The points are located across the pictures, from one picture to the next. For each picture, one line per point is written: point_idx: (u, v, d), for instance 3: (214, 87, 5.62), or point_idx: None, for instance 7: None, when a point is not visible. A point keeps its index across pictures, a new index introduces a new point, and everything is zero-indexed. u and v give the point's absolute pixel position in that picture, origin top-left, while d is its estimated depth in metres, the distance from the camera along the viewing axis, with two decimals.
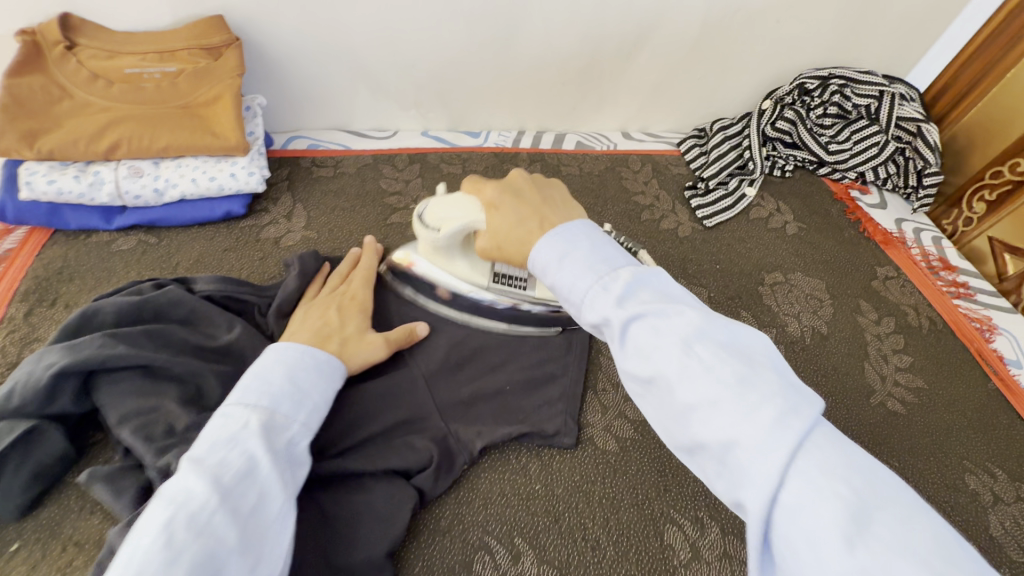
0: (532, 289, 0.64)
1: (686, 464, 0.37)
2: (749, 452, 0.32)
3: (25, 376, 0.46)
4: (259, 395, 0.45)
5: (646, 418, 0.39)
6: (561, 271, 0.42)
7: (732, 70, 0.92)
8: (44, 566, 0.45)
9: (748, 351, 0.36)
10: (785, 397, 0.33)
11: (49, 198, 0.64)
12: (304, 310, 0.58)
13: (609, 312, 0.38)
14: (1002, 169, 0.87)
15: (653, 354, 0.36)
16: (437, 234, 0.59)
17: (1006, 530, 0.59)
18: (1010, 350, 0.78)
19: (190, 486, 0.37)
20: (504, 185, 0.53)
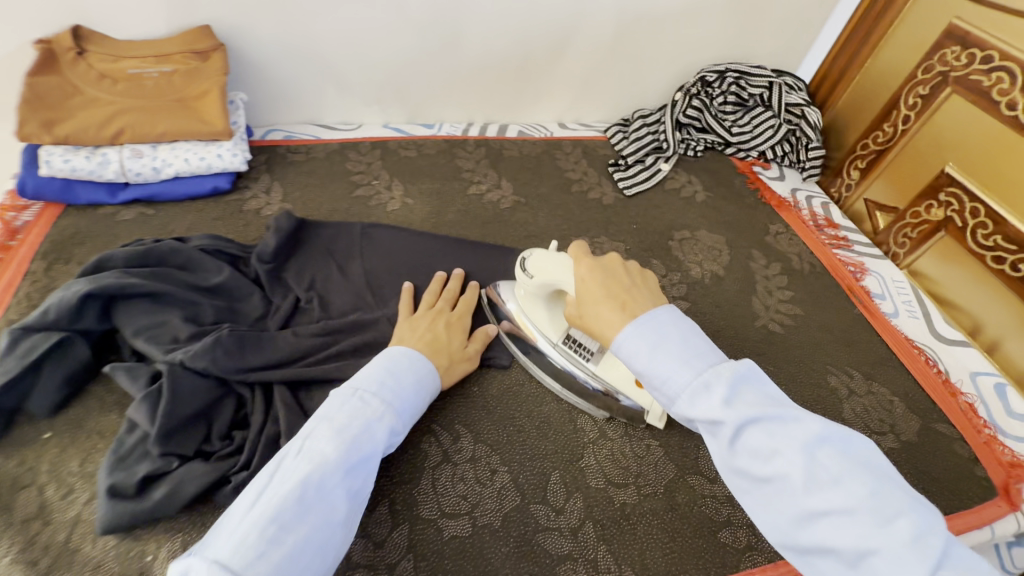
0: (595, 364, 0.65)
1: (801, 562, 0.38)
2: (887, 561, 0.33)
3: (58, 298, 0.59)
4: (392, 393, 0.53)
5: (754, 512, 0.40)
6: (654, 364, 0.44)
7: (646, 67, 1.09)
8: (73, 448, 0.56)
9: (865, 459, 0.38)
10: (911, 513, 0.35)
11: (64, 174, 0.77)
12: (409, 324, 0.65)
13: (721, 416, 0.39)
14: (867, 142, 1.04)
15: (775, 457, 0.38)
16: (529, 280, 0.62)
17: (857, 415, 0.74)
18: (877, 286, 0.94)
19: (327, 450, 0.45)
20: (598, 264, 0.53)
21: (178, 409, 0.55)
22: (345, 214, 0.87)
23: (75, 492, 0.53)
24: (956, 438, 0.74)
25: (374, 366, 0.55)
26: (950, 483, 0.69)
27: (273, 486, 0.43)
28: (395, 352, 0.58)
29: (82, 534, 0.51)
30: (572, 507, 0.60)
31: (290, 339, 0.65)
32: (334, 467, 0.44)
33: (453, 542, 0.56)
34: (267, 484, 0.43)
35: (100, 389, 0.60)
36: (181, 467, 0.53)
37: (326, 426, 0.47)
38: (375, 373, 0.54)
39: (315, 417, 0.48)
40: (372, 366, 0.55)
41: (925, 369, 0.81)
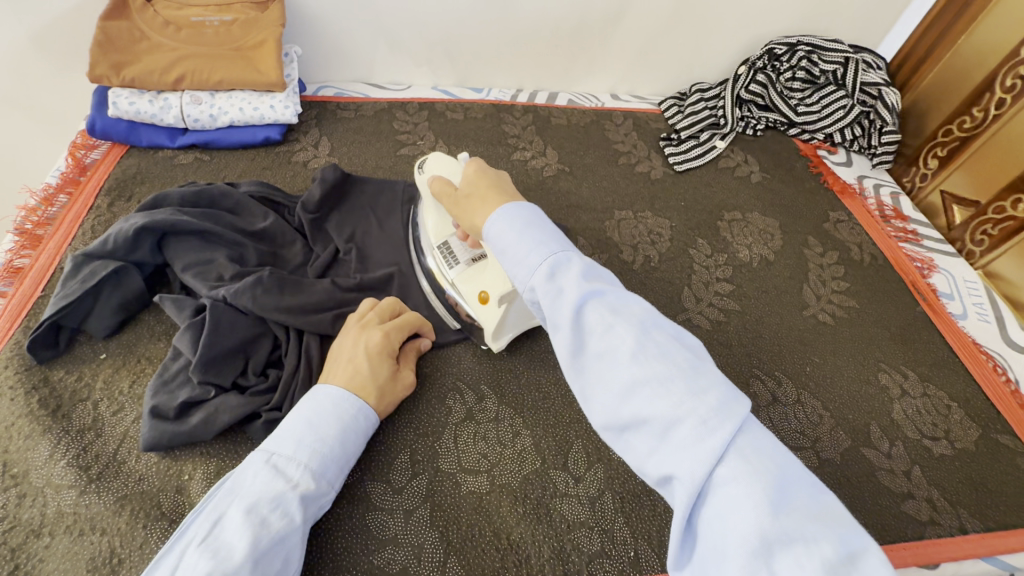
0: (455, 273, 0.64)
1: (617, 444, 0.37)
2: (689, 429, 0.32)
3: (117, 229, 0.62)
4: (312, 454, 0.48)
5: (583, 396, 0.38)
6: (519, 240, 0.42)
7: (710, 38, 1.03)
8: (124, 370, 0.60)
9: (694, 347, 0.37)
10: (721, 389, 0.34)
11: (130, 116, 0.80)
12: (339, 350, 0.57)
13: (569, 286, 0.38)
14: (951, 128, 0.95)
15: (609, 332, 0.36)
16: (421, 176, 0.66)
17: (907, 415, 0.69)
18: (945, 284, 0.87)
19: (233, 542, 0.41)
20: (484, 163, 0.54)
21: (217, 342, 0.57)
22: (388, 171, 0.87)
23: (125, 410, 0.57)
24: (1020, 451, 0.67)
25: (293, 420, 0.50)
26: (1007, 497, 0.63)
27: None
28: (317, 395, 0.52)
29: (127, 449, 0.54)
30: (592, 477, 0.58)
31: (329, 288, 0.66)
32: (242, 561, 0.40)
33: (471, 497, 0.56)
34: None
35: (152, 319, 0.64)
36: (217, 397, 0.56)
37: (235, 509, 0.43)
38: (293, 428, 0.49)
39: (225, 496, 0.44)
40: (293, 418, 0.50)
41: (991, 376, 0.74)
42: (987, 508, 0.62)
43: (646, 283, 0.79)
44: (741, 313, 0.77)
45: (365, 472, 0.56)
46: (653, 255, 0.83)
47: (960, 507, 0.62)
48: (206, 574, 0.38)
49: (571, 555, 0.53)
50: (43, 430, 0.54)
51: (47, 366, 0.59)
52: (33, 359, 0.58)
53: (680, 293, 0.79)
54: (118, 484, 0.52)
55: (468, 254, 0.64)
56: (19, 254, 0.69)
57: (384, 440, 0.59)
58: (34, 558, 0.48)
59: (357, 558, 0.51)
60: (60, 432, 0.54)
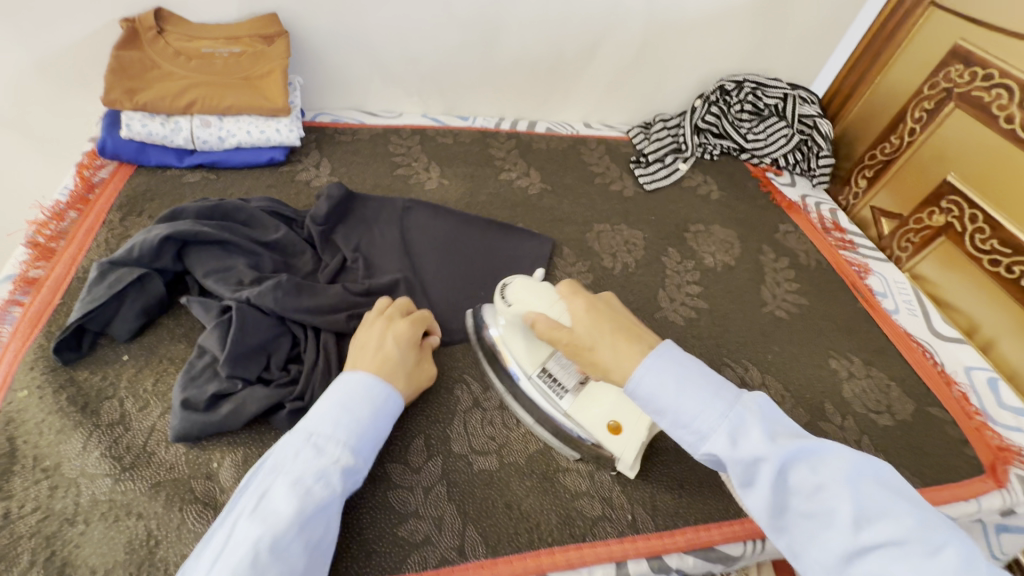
0: (568, 403, 0.62)
1: (781, 534, 0.43)
2: (850, 513, 0.39)
3: (142, 238, 0.66)
4: (348, 432, 0.52)
5: (793, 552, 0.43)
6: (657, 374, 0.49)
7: (669, 75, 1.17)
8: (147, 370, 0.63)
9: (902, 490, 0.41)
10: (947, 538, 0.37)
11: (141, 137, 0.85)
12: (362, 341, 0.62)
13: (761, 450, 0.43)
14: (875, 152, 1.11)
15: (763, 443, 0.43)
16: (506, 308, 0.64)
17: (855, 394, 0.79)
18: (879, 285, 1.00)
19: (280, 509, 0.45)
20: (592, 298, 0.57)
21: (243, 338, 0.61)
22: (386, 189, 0.94)
23: (151, 406, 0.60)
24: (948, 421, 0.79)
25: (326, 402, 0.53)
26: (941, 459, 0.74)
27: (230, 548, 0.43)
28: (347, 380, 0.56)
29: (157, 440, 0.57)
30: (590, 453, 0.65)
31: (342, 292, 0.71)
32: (289, 524, 0.44)
33: (482, 475, 0.61)
34: (221, 548, 0.43)
35: (171, 322, 0.67)
36: (245, 389, 0.60)
37: (281, 481, 0.47)
38: (329, 411, 0.53)
39: (271, 470, 0.48)
40: (326, 401, 0.54)
41: (922, 359, 0.86)
42: (926, 469, 0.72)
43: (626, 286, 0.88)
44: (710, 310, 0.87)
45: (384, 456, 0.61)
46: (630, 262, 0.92)
47: (904, 468, 0.72)
48: (259, 533, 0.43)
49: (577, 520, 0.59)
50: (73, 426, 0.57)
51: (71, 368, 0.62)
52: (58, 360, 0.61)
53: (656, 295, 0.88)
54: (151, 473, 0.55)
55: (574, 377, 0.64)
56: (33, 265, 0.71)
57: (399, 428, 0.63)
58: (71, 544, 0.50)
59: (382, 531, 0.55)
60: (91, 427, 0.57)
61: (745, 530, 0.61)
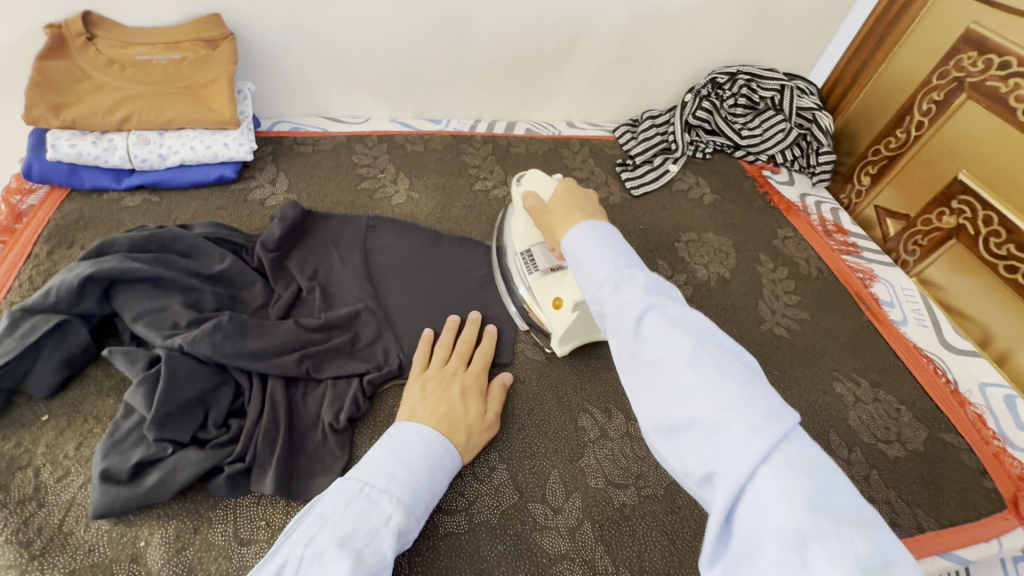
0: (535, 279, 0.69)
1: (664, 445, 0.38)
2: (736, 432, 0.34)
3: (60, 280, 0.58)
4: (403, 487, 0.48)
5: (635, 398, 0.40)
6: (592, 255, 0.46)
7: (657, 68, 1.09)
8: (69, 432, 0.56)
9: (748, 364, 0.38)
10: (771, 401, 0.35)
11: (71, 158, 0.77)
12: (421, 390, 0.61)
13: (633, 297, 0.41)
14: (879, 147, 1.03)
15: (667, 339, 0.38)
16: (518, 187, 0.71)
17: (862, 421, 0.73)
18: (885, 293, 0.93)
19: (330, 569, 0.39)
20: (577, 187, 0.58)
21: (173, 395, 0.54)
22: (349, 206, 0.86)
23: (70, 476, 0.53)
24: (964, 448, 0.72)
25: (385, 452, 0.51)
26: (957, 494, 0.67)
27: None
28: (406, 429, 0.54)
29: (75, 518, 0.50)
30: (570, 507, 0.58)
31: (292, 329, 0.64)
32: None
33: (449, 539, 0.55)
34: None
35: (99, 373, 0.60)
36: (175, 454, 0.53)
37: (330, 537, 0.42)
38: (383, 462, 0.50)
39: (318, 522, 0.43)
40: (384, 452, 0.51)
41: (933, 377, 0.79)
42: (940, 507, 0.66)
43: None
44: None
45: None
46: None
47: (916, 507, 0.66)
48: None
49: None
50: None
51: None
52: None
53: None
54: (65, 559, 0.48)
55: (548, 262, 0.69)
56: None
57: None
58: None
59: None
60: None
61: None
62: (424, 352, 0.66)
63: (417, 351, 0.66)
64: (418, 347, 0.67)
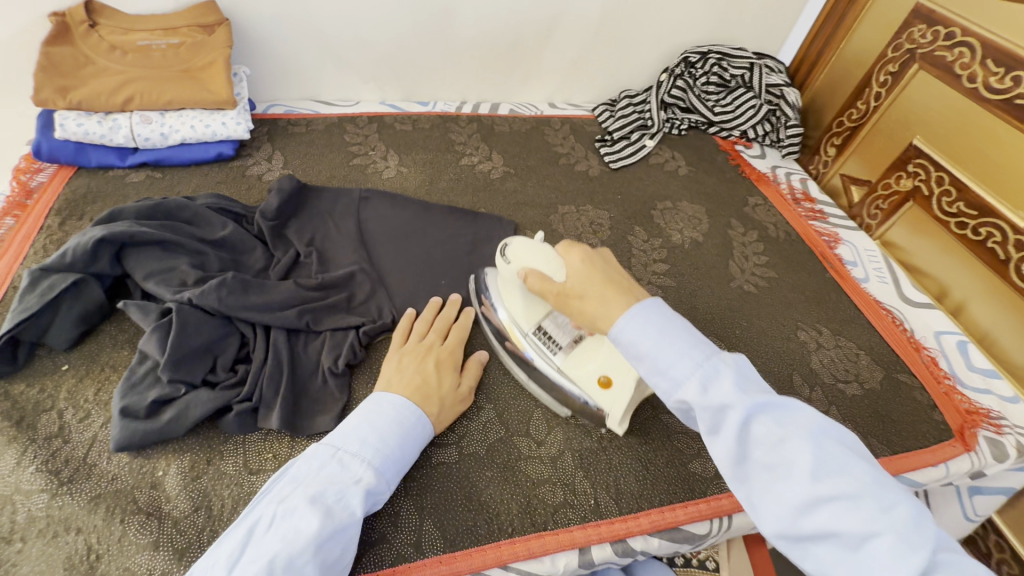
0: (561, 358, 0.64)
1: (795, 550, 0.40)
2: (888, 543, 0.35)
3: (76, 242, 0.63)
4: (374, 451, 0.51)
5: (750, 503, 0.42)
6: (663, 349, 0.46)
7: (633, 49, 1.14)
8: (88, 379, 0.61)
9: (856, 448, 0.41)
10: (900, 497, 0.38)
11: (77, 137, 0.81)
12: (398, 362, 0.63)
13: (729, 400, 0.42)
14: (843, 119, 1.09)
15: (783, 446, 0.40)
16: (507, 265, 0.64)
17: (824, 365, 0.79)
18: (850, 254, 0.99)
19: (301, 525, 0.44)
20: (589, 255, 0.55)
21: (184, 341, 0.59)
22: (342, 180, 0.91)
23: (92, 416, 0.58)
24: (917, 387, 0.78)
25: (360, 417, 0.54)
26: (910, 426, 0.73)
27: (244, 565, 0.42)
28: (381, 400, 0.56)
29: (98, 451, 0.55)
30: (553, 440, 0.64)
31: (293, 288, 0.69)
32: (308, 544, 0.43)
33: (441, 467, 0.60)
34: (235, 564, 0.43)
35: (114, 328, 0.65)
36: (188, 394, 0.58)
37: (302, 496, 0.46)
38: (357, 428, 0.53)
39: (291, 484, 0.48)
40: (358, 418, 0.54)
41: (891, 326, 0.85)
42: (894, 437, 0.72)
43: None
44: (677, 288, 0.86)
45: None
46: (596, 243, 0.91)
47: (872, 437, 0.71)
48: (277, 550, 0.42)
49: (538, 508, 0.58)
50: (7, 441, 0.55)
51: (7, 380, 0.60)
52: None
53: None
54: (90, 485, 0.53)
55: (568, 335, 0.65)
56: None
57: None
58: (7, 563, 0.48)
59: None
60: (26, 442, 0.55)
61: (710, 508, 0.60)
62: (402, 329, 0.68)
63: (397, 328, 0.69)
64: (399, 325, 0.69)
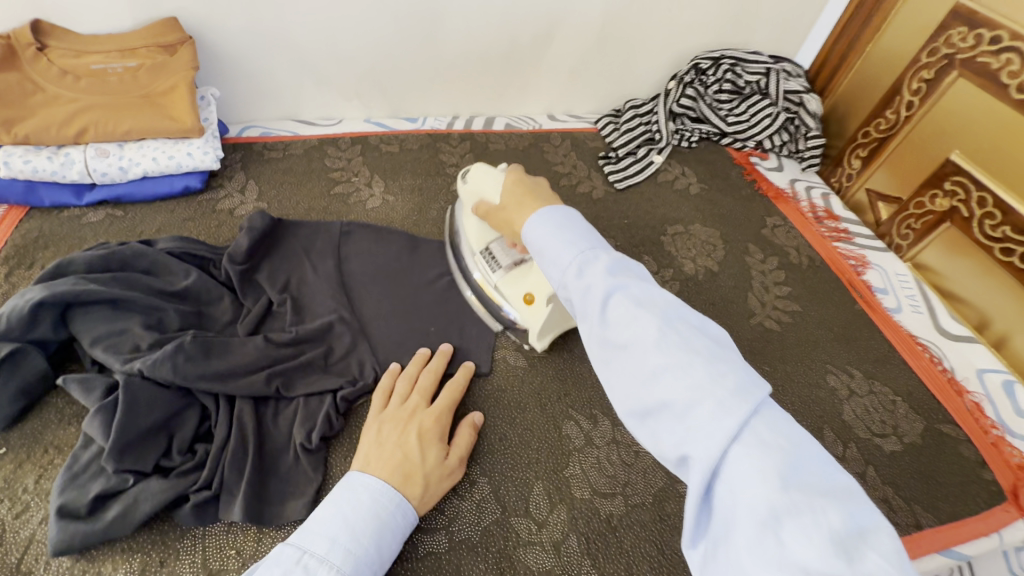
0: (500, 275, 0.69)
1: (639, 428, 0.39)
2: (708, 410, 0.34)
3: (11, 307, 0.56)
4: (345, 555, 0.45)
5: (608, 387, 0.41)
6: (553, 243, 0.48)
7: (638, 56, 1.05)
8: (28, 465, 0.54)
9: (716, 337, 0.40)
10: (740, 375, 0.36)
11: (26, 175, 0.74)
12: (378, 432, 0.56)
13: (598, 282, 0.43)
14: (869, 129, 1.00)
15: (633, 322, 0.39)
16: (465, 185, 0.70)
17: (856, 415, 0.71)
18: (879, 280, 0.90)
19: None
20: (527, 180, 0.61)
21: (133, 423, 0.52)
22: (322, 213, 0.83)
23: (29, 512, 0.51)
24: (962, 439, 0.70)
25: (331, 511, 0.48)
26: (956, 488, 0.65)
27: None
28: (355, 484, 0.50)
29: (33, 558, 0.49)
30: (556, 520, 0.56)
31: (261, 346, 0.61)
32: None
33: (429, 560, 0.53)
34: None
35: (60, 401, 0.58)
36: (137, 485, 0.50)
37: None
38: (327, 524, 0.47)
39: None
40: (329, 511, 0.48)
41: (929, 367, 0.77)
42: (939, 502, 0.64)
43: None
44: None
45: None
46: None
47: (914, 503, 0.64)
48: None
49: None
50: None
51: None
52: None
53: None
54: None
55: (510, 258, 0.70)
56: None
57: None
58: None
59: None
60: None
61: None
62: (384, 388, 0.61)
63: (378, 387, 0.62)
64: (381, 382, 0.62)
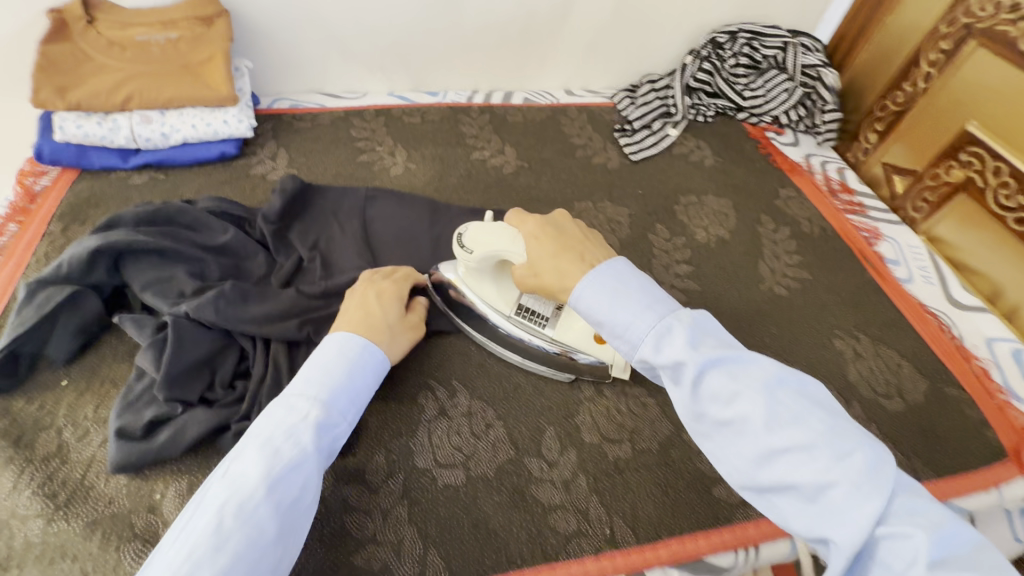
0: (552, 329, 0.64)
1: (759, 500, 0.40)
2: (844, 493, 0.35)
3: (69, 254, 0.61)
4: (320, 387, 0.50)
5: (715, 457, 0.42)
6: (613, 313, 0.46)
7: (656, 31, 1.06)
8: (88, 395, 0.59)
9: (821, 400, 0.40)
10: (860, 447, 0.37)
11: (78, 139, 0.80)
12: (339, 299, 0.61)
13: (682, 356, 0.41)
14: (886, 102, 1.00)
15: (735, 400, 0.39)
16: (470, 256, 0.60)
17: (861, 376, 0.73)
18: (891, 252, 0.91)
19: (247, 469, 0.43)
20: (549, 222, 0.55)
21: (181, 357, 0.57)
22: (348, 179, 0.87)
23: (90, 435, 0.57)
24: (967, 401, 0.72)
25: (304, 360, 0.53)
26: (957, 445, 0.67)
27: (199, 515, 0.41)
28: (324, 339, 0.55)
29: (96, 473, 0.54)
30: (566, 461, 0.60)
31: (295, 296, 0.65)
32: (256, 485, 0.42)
33: (447, 490, 0.57)
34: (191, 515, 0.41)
35: (114, 341, 0.64)
36: (185, 413, 0.56)
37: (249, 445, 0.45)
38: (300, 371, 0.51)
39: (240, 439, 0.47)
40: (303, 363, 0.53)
41: (937, 333, 0.78)
42: (939, 458, 0.66)
43: None
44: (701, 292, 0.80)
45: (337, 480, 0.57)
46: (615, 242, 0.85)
47: (915, 458, 0.66)
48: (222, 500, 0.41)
49: (548, 537, 0.55)
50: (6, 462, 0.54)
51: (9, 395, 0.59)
52: None
53: None
54: (87, 509, 0.52)
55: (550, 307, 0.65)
56: None
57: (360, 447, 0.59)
58: None
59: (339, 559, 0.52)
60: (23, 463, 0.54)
61: (735, 538, 0.56)
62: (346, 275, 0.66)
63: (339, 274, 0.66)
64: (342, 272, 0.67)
